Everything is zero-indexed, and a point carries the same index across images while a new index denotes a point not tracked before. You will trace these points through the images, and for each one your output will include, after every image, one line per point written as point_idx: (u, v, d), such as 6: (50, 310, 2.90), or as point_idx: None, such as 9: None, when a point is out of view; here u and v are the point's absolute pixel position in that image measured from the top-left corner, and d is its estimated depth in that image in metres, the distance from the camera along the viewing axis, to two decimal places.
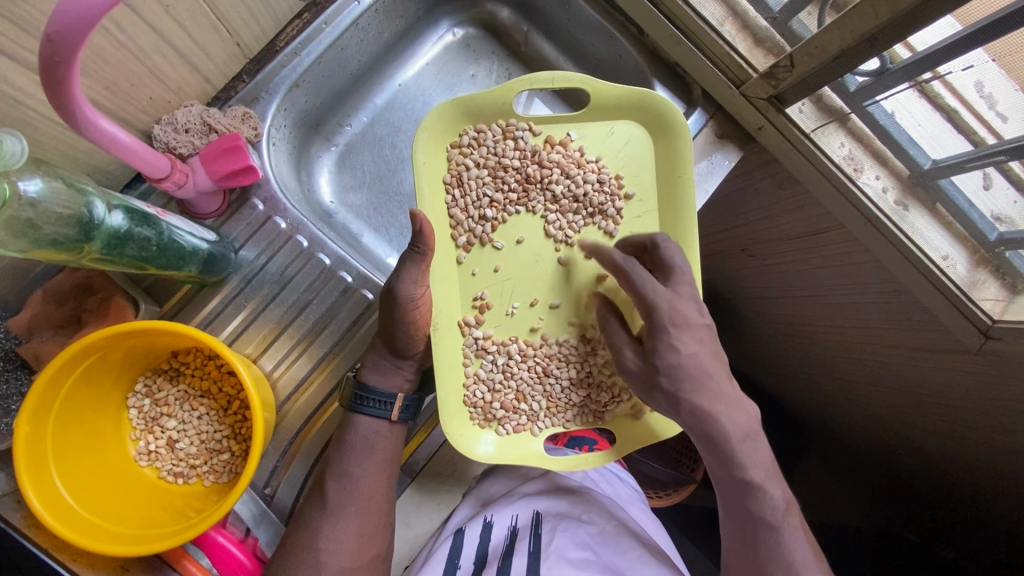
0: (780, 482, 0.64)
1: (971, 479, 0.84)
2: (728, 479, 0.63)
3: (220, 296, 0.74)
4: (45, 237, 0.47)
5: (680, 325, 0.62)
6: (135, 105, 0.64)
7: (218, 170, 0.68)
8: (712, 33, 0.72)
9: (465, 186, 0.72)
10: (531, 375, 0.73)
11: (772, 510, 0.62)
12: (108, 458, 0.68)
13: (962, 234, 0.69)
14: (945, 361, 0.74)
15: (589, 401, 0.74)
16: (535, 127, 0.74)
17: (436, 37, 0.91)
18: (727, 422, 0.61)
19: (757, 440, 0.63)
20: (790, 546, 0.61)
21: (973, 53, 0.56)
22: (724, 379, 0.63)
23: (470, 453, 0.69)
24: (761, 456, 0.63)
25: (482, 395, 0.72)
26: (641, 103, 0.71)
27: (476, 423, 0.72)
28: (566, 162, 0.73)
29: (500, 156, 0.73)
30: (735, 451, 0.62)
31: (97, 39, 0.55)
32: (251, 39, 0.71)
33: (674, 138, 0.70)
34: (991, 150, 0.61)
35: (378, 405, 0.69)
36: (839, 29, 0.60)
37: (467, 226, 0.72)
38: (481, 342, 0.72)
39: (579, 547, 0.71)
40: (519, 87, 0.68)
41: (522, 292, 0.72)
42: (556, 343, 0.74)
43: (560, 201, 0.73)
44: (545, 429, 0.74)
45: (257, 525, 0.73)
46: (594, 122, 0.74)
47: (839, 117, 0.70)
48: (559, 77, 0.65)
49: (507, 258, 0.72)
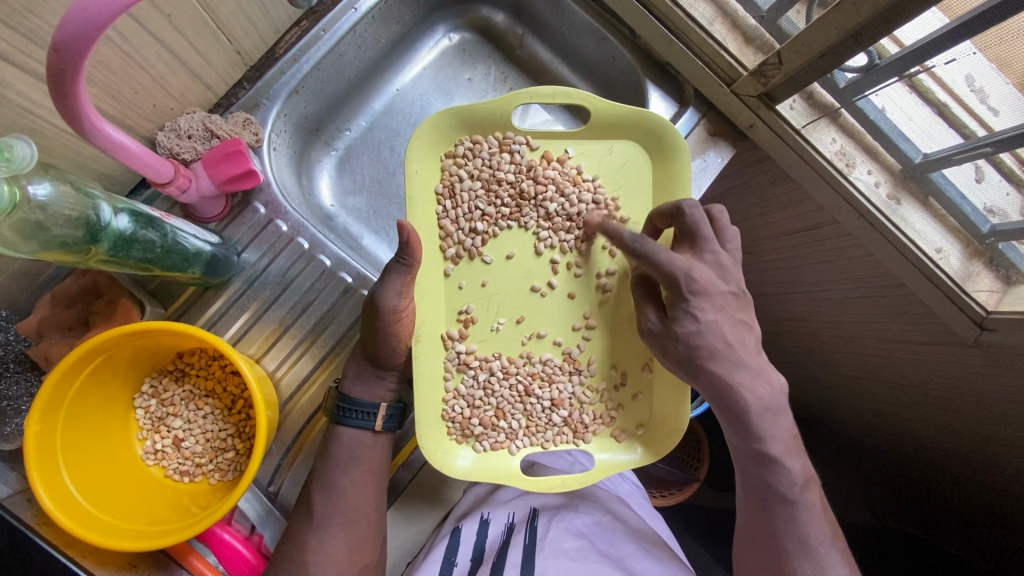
0: (800, 457, 0.67)
1: (978, 475, 0.83)
2: (748, 455, 0.67)
3: (223, 299, 0.76)
4: (53, 239, 0.49)
5: (703, 294, 0.63)
6: (140, 113, 0.66)
7: (220, 174, 0.69)
8: (702, 32, 0.73)
9: (457, 198, 0.73)
10: (512, 393, 0.74)
11: (789, 485, 0.65)
12: (116, 457, 0.69)
13: (955, 227, 0.69)
14: (942, 354, 0.74)
15: (571, 420, 0.75)
16: (532, 141, 0.74)
17: (433, 42, 0.93)
18: (748, 395, 0.64)
19: (778, 415, 0.65)
20: (807, 521, 0.66)
21: (960, 46, 0.57)
22: (748, 350, 0.65)
23: (446, 468, 0.70)
24: (783, 432, 0.65)
25: (461, 411, 0.73)
26: (640, 125, 0.71)
27: (453, 438, 0.73)
28: (562, 179, 0.74)
29: (494, 169, 0.73)
30: (755, 424, 0.64)
31: (101, 49, 0.56)
32: (251, 47, 0.73)
33: (673, 160, 0.72)
34: (979, 142, 0.62)
35: (362, 416, 0.69)
36: (824, 26, 0.61)
37: (456, 238, 0.72)
38: (463, 357, 0.72)
39: (574, 537, 0.74)
40: (519, 101, 0.68)
41: (507, 309, 0.73)
42: (541, 361, 0.74)
43: (552, 218, 0.74)
44: (522, 448, 0.74)
45: (262, 524, 0.75)
46: (592, 140, 0.74)
47: (830, 113, 0.71)
48: (560, 93, 0.66)
49: (494, 272, 0.73)
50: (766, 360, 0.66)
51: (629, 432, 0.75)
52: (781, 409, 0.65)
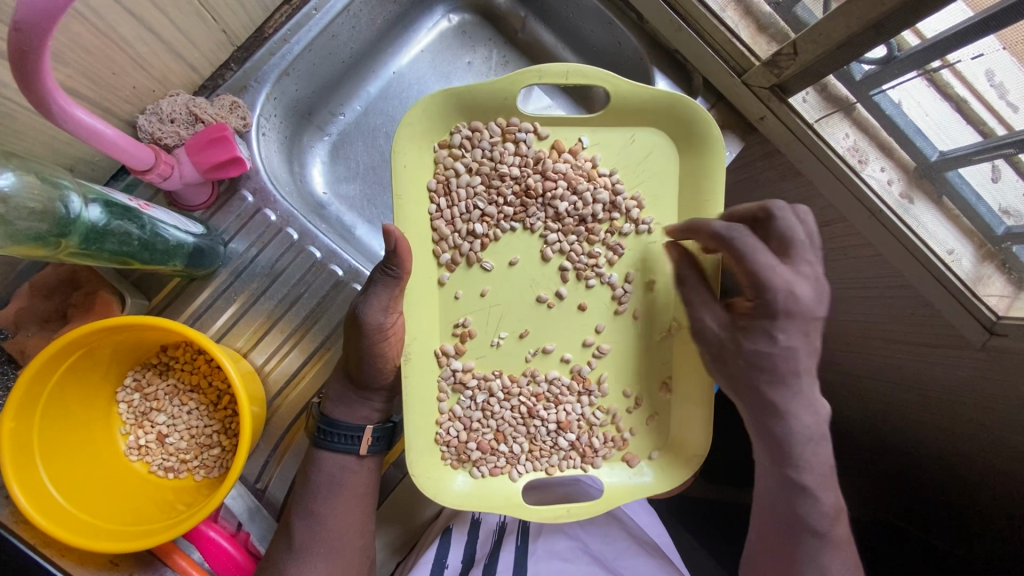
0: (833, 489, 0.66)
1: (977, 480, 0.80)
2: (778, 480, 0.66)
3: (209, 290, 0.73)
4: (20, 233, 0.46)
5: (794, 316, 0.59)
6: (118, 94, 0.62)
7: (203, 161, 0.66)
8: (713, 19, 0.70)
9: (453, 195, 0.69)
10: (514, 415, 0.72)
11: (820, 518, 0.65)
12: (97, 453, 0.67)
13: (968, 227, 0.66)
14: (946, 357, 0.72)
15: (579, 444, 0.73)
16: (541, 129, 0.70)
17: (432, 23, 0.89)
18: (795, 422, 0.63)
19: (819, 444, 0.64)
20: (829, 554, 0.65)
21: (984, 41, 0.54)
22: (811, 380, 0.63)
23: (440, 497, 0.68)
24: (820, 463, 0.65)
25: (457, 434, 0.70)
26: (677, 110, 0.69)
27: (449, 463, 0.70)
28: (574, 174, 0.70)
29: (496, 161, 0.70)
30: (795, 451, 0.64)
31: (74, 27, 0.53)
32: (238, 26, 0.70)
33: (700, 155, 0.69)
34: (1000, 141, 0.59)
35: (346, 440, 0.68)
36: (843, 16, 0.58)
37: (452, 242, 0.69)
38: (459, 375, 0.70)
39: (566, 538, 0.76)
40: (527, 79, 0.64)
41: (510, 322, 0.70)
42: (546, 381, 0.72)
43: (562, 219, 0.70)
44: (524, 473, 0.72)
45: (249, 520, 0.73)
46: (606, 129, 0.70)
47: (844, 107, 0.68)
48: (573, 72, 0.63)
49: (495, 281, 0.70)
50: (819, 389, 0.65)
51: (642, 456, 0.73)
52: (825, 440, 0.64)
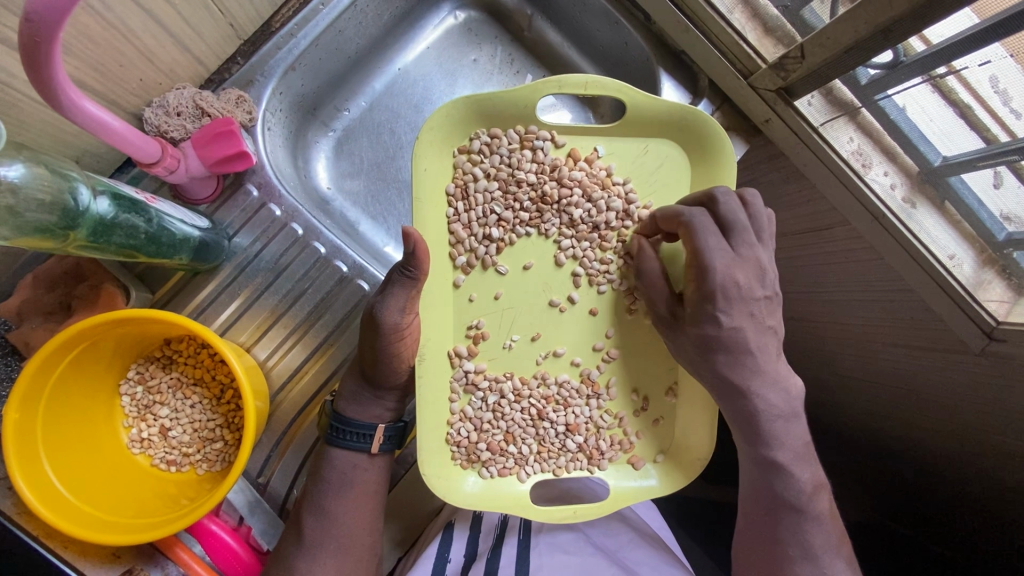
0: (810, 464, 0.67)
1: (972, 482, 0.81)
2: (756, 460, 0.67)
3: (213, 284, 0.73)
4: (28, 224, 0.46)
5: (733, 297, 0.62)
6: (125, 87, 0.62)
7: (209, 155, 0.66)
8: (721, 21, 0.70)
9: (470, 199, 0.69)
10: (524, 417, 0.72)
11: (798, 493, 0.65)
12: (100, 446, 0.67)
13: (970, 233, 0.67)
14: (945, 361, 0.72)
15: (586, 446, 0.73)
16: (558, 138, 0.70)
17: (438, 20, 0.89)
18: (762, 400, 0.65)
19: (790, 422, 0.66)
20: (810, 528, 0.65)
21: (990, 48, 0.54)
22: (767, 358, 0.65)
23: (450, 497, 0.68)
24: (794, 439, 0.66)
25: (467, 435, 0.70)
26: (694, 123, 0.69)
27: (458, 464, 0.71)
28: (589, 182, 0.70)
29: (514, 167, 0.70)
30: (766, 429, 0.65)
31: (82, 18, 0.53)
32: (245, 19, 0.70)
33: (711, 164, 0.70)
34: (1004, 148, 0.60)
35: (357, 437, 0.68)
36: (851, 20, 0.58)
37: (468, 245, 0.69)
38: (471, 377, 0.70)
39: (569, 531, 0.76)
40: (547, 89, 0.65)
41: (522, 325, 0.70)
42: (556, 384, 0.72)
43: (576, 226, 0.71)
44: (532, 474, 0.73)
45: (250, 514, 0.73)
46: (622, 137, 0.71)
47: (849, 111, 0.68)
48: (592, 83, 0.63)
49: (508, 284, 0.70)
50: (784, 368, 0.67)
51: (648, 459, 0.74)
52: (795, 416, 0.66)
